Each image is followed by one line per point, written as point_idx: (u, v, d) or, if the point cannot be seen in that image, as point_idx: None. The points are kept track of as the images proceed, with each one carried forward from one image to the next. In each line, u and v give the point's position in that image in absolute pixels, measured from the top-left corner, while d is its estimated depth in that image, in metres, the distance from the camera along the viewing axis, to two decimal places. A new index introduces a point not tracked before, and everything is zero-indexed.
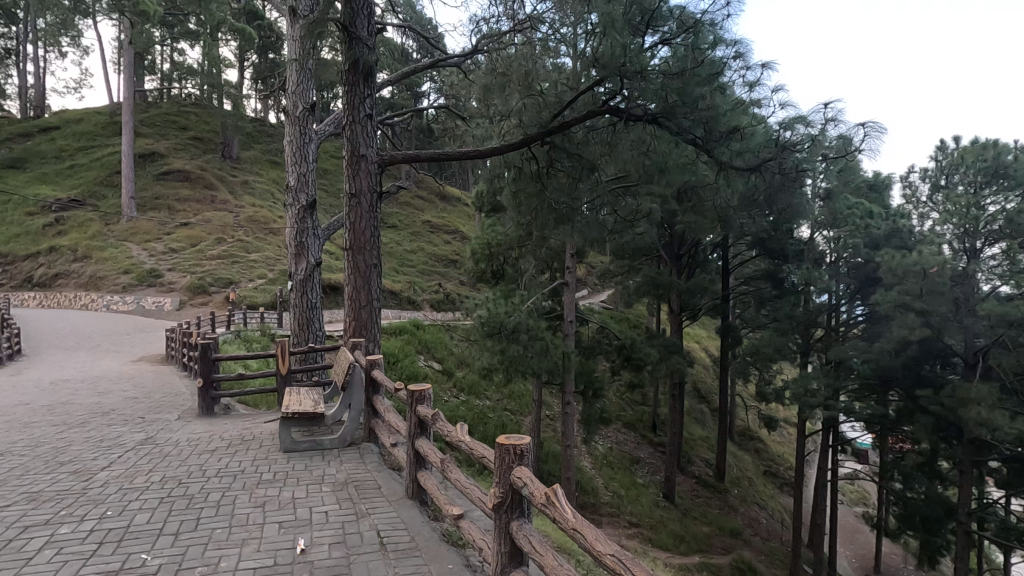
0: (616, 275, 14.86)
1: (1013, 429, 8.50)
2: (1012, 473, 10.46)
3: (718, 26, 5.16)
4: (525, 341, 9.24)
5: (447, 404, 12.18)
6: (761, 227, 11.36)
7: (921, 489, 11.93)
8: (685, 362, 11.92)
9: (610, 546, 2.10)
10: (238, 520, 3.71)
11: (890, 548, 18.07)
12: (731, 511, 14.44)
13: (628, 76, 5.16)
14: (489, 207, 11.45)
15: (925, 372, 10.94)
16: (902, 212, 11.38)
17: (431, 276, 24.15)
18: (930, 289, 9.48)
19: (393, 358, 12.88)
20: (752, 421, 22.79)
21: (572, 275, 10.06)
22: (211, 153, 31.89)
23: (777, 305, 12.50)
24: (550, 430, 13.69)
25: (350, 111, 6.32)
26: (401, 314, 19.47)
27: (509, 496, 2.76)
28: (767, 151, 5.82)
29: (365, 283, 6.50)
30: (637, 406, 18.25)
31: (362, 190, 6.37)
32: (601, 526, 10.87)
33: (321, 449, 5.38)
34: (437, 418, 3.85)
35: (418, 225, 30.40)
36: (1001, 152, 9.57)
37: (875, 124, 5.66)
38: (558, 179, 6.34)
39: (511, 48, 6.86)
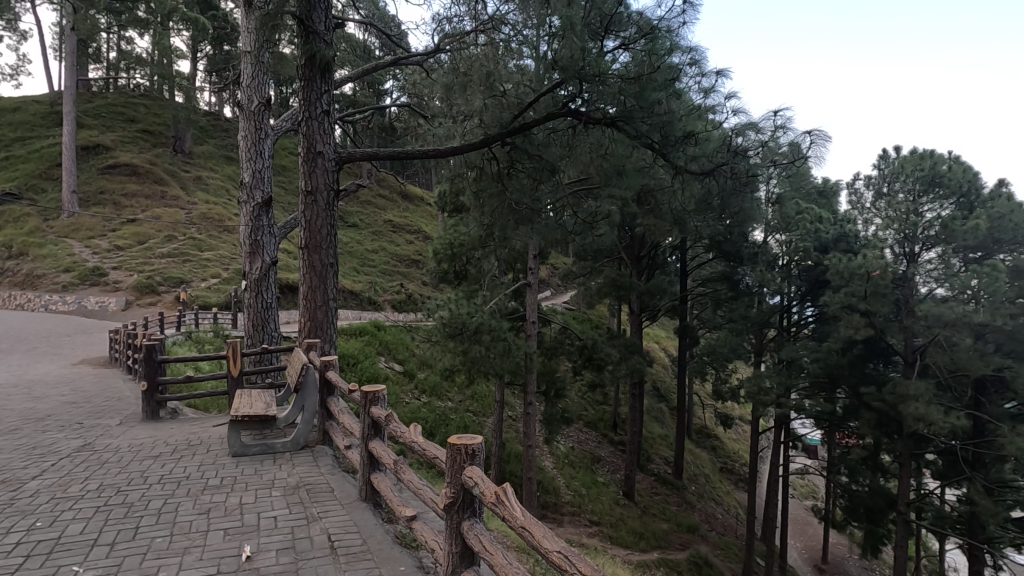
0: (579, 276, 15.02)
1: (946, 424, 9.03)
2: (946, 465, 11.10)
3: (674, 33, 5.29)
4: (486, 342, 9.25)
5: (408, 405, 12.06)
6: (717, 231, 11.64)
7: (865, 482, 12.53)
8: (645, 361, 12.16)
9: (557, 543, 2.12)
10: (181, 528, 3.57)
11: (837, 540, 18.86)
12: (688, 508, 14.79)
13: (588, 79, 5.17)
14: (452, 207, 11.35)
15: (869, 370, 11.50)
16: (849, 218, 11.89)
17: (393, 276, 23.82)
18: (873, 291, 10.01)
19: (353, 359, 12.64)
20: (709, 419, 23.42)
21: (534, 275, 10.10)
22: (162, 147, 30.60)
23: (732, 307, 12.86)
24: (512, 430, 13.72)
25: (306, 106, 6.19)
26: (361, 315, 19.14)
27: (460, 497, 2.76)
28: (720, 156, 6.06)
29: (321, 282, 6.36)
30: (598, 405, 18.50)
31: (319, 188, 6.24)
32: (563, 525, 10.93)
33: (272, 452, 5.25)
34: (391, 419, 3.82)
35: (380, 224, 29.95)
36: (937, 163, 10.12)
37: (821, 133, 5.98)
38: (519, 179, 6.38)
39: (473, 48, 6.81)
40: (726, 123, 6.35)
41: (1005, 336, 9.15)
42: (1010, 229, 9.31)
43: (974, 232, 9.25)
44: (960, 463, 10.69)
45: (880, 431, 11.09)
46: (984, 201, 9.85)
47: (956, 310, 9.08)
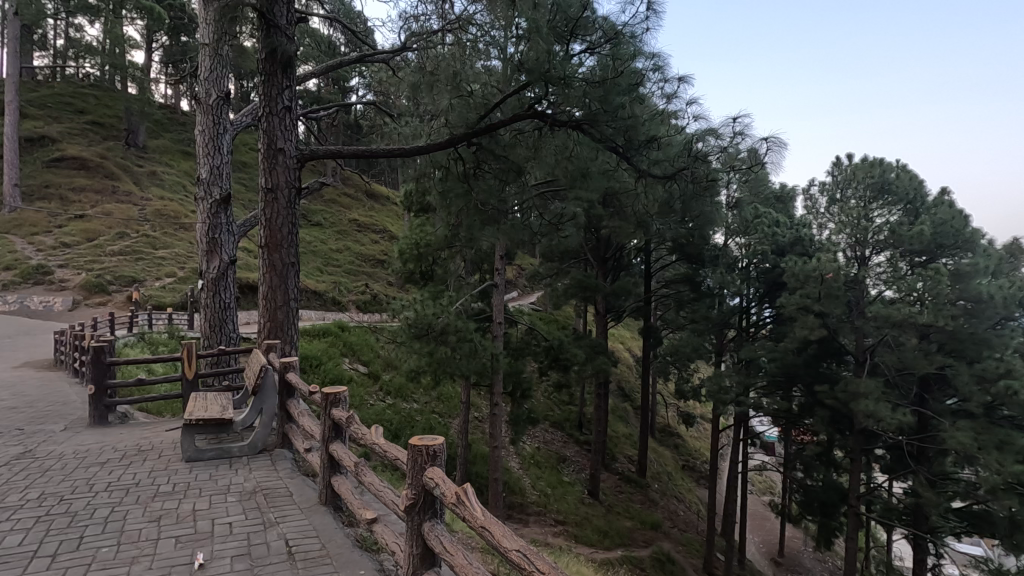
0: (546, 277, 15.10)
1: (893, 420, 9.47)
2: (894, 459, 11.63)
3: (638, 38, 5.38)
4: (452, 343, 9.21)
5: (373, 407, 11.87)
6: (680, 233, 11.88)
7: (819, 476, 13.02)
8: (610, 362, 12.36)
9: (516, 542, 2.13)
10: (129, 537, 3.42)
11: (792, 533, 19.53)
12: (651, 505, 15.05)
13: (554, 82, 5.20)
14: (419, 207, 11.22)
15: (823, 368, 11.98)
16: (804, 222, 12.33)
17: (358, 276, 23.43)
18: (827, 293, 10.41)
19: (316, 361, 12.38)
20: (672, 418, 23.87)
21: (501, 276, 10.10)
22: (113, 141, 29.30)
23: (694, 308, 13.15)
24: (479, 431, 13.69)
25: (267, 101, 6.04)
26: (325, 315, 18.76)
27: (421, 498, 2.74)
28: (682, 161, 6.22)
29: (282, 282, 6.21)
30: (565, 405, 18.64)
31: (279, 185, 6.09)
32: (528, 525, 10.96)
33: (229, 457, 5.08)
34: (352, 420, 3.77)
35: (345, 224, 29.39)
36: (886, 170, 10.60)
37: (776, 140, 6.21)
38: (485, 180, 6.38)
39: (440, 47, 6.72)
40: (687, 128, 6.52)
41: (947, 336, 9.67)
42: (952, 234, 9.78)
43: (919, 238, 9.76)
44: (906, 457, 11.23)
45: (832, 427, 11.55)
46: (929, 208, 10.36)
47: (903, 311, 9.52)
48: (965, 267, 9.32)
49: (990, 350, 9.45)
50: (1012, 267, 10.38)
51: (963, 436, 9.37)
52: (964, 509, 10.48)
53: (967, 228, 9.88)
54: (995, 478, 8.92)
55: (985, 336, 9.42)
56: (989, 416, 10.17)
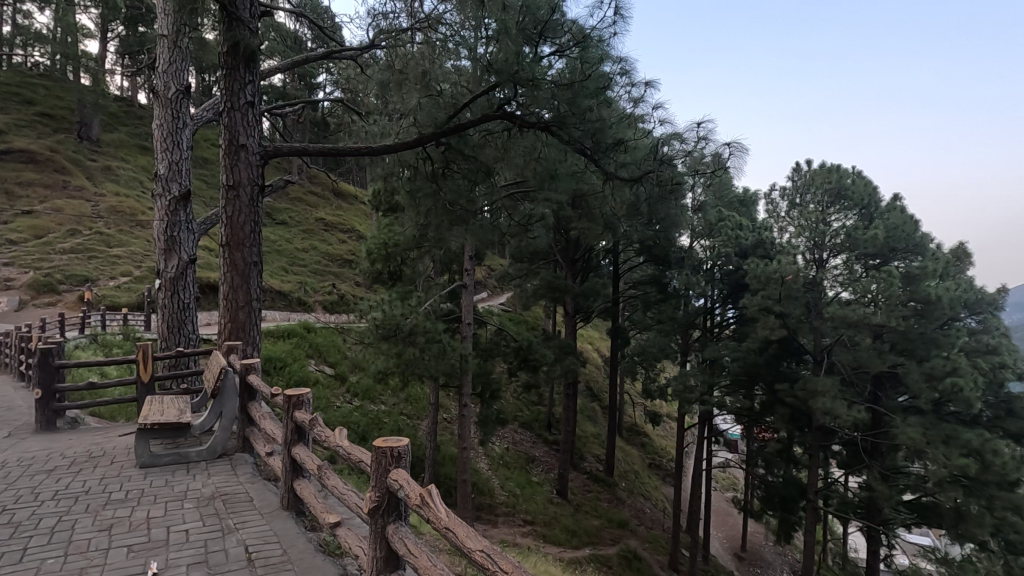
0: (515, 278, 15.13)
1: (848, 417, 9.83)
2: (849, 455, 12.06)
3: (606, 42, 5.43)
4: (421, 344, 9.13)
5: (339, 409, 11.67)
6: (647, 235, 12.08)
7: (780, 472, 13.41)
8: (579, 362, 12.49)
9: (480, 543, 2.13)
10: (77, 547, 3.28)
11: (754, 528, 20.07)
12: (618, 504, 15.24)
13: (522, 84, 5.20)
14: (387, 206, 11.08)
15: (783, 368, 12.36)
16: (766, 225, 12.70)
17: (324, 276, 23.01)
18: (787, 294, 10.74)
19: (281, 363, 12.08)
20: (639, 418, 24.23)
21: (470, 277, 10.07)
22: (65, 133, 28.03)
23: (661, 308, 13.36)
24: (447, 433, 13.61)
25: (229, 96, 5.88)
26: (290, 316, 18.36)
27: (384, 501, 2.72)
28: (648, 164, 6.33)
29: (244, 282, 6.05)
30: (534, 406, 18.70)
31: (242, 182, 5.94)
32: (497, 526, 10.95)
33: (186, 462, 4.93)
34: (315, 423, 3.70)
35: (311, 223, 28.82)
36: (842, 176, 11.01)
37: (738, 145, 6.39)
38: (454, 180, 6.36)
39: (410, 45, 6.58)
40: (653, 132, 6.65)
41: (898, 336, 10.11)
42: (903, 238, 10.26)
43: (873, 241, 10.18)
44: (860, 453, 11.67)
45: (792, 425, 11.93)
46: (882, 213, 10.82)
47: (858, 311, 9.90)
48: (915, 270, 9.77)
49: (937, 349, 9.92)
50: (957, 270, 10.93)
51: (913, 431, 9.79)
52: (914, 501, 10.96)
53: (916, 233, 10.36)
54: (942, 470, 9.36)
55: (933, 336, 9.89)
56: (937, 412, 10.67)
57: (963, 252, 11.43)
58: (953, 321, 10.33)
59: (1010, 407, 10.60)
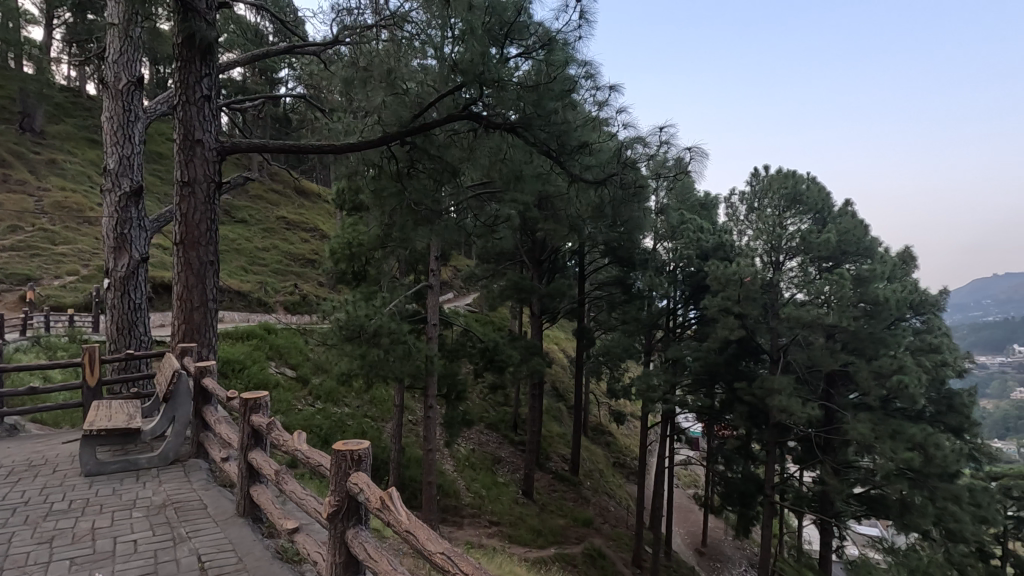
0: (481, 279, 15.08)
1: (803, 414, 10.19)
2: (804, 450, 12.49)
3: (571, 46, 5.47)
4: (385, 345, 8.99)
5: (301, 412, 11.40)
6: (612, 236, 12.24)
7: (739, 469, 13.78)
8: (545, 362, 12.57)
9: (441, 545, 2.12)
10: (14, 561, 3.11)
11: (714, 523, 20.59)
12: (583, 503, 15.38)
13: (487, 85, 5.19)
14: (351, 205, 10.87)
15: (741, 367, 12.72)
16: (726, 228, 13.05)
17: (286, 276, 22.46)
18: (746, 295, 11.04)
19: (239, 365, 11.69)
20: (604, 417, 24.53)
21: (436, 277, 9.99)
22: (5, 124, 26.50)
23: (625, 309, 13.54)
24: (412, 435, 13.48)
25: (183, 89, 5.68)
26: (249, 317, 17.83)
27: (344, 504, 2.68)
28: (612, 166, 6.42)
29: (199, 282, 5.83)
30: (500, 406, 18.70)
31: (197, 179, 5.74)
32: (463, 527, 10.90)
33: (136, 469, 4.73)
34: (272, 427, 3.62)
35: (272, 221, 28.05)
36: (797, 182, 11.41)
37: (699, 150, 6.55)
38: (419, 180, 6.31)
39: (375, 43, 6.49)
40: (617, 135, 6.74)
41: (849, 336, 10.54)
42: (854, 242, 10.72)
43: (826, 245, 10.60)
44: (814, 448, 12.11)
45: (750, 422, 12.31)
46: (835, 218, 11.29)
47: (812, 312, 10.28)
48: (865, 272, 10.21)
49: (885, 348, 10.39)
50: (903, 272, 11.48)
51: (863, 427, 10.22)
52: (863, 494, 11.44)
53: (866, 237, 10.87)
54: (889, 464, 9.79)
55: (881, 335, 10.36)
56: (884, 408, 11.16)
57: (909, 256, 12.01)
58: (900, 321, 10.84)
59: (951, 403, 11.19)
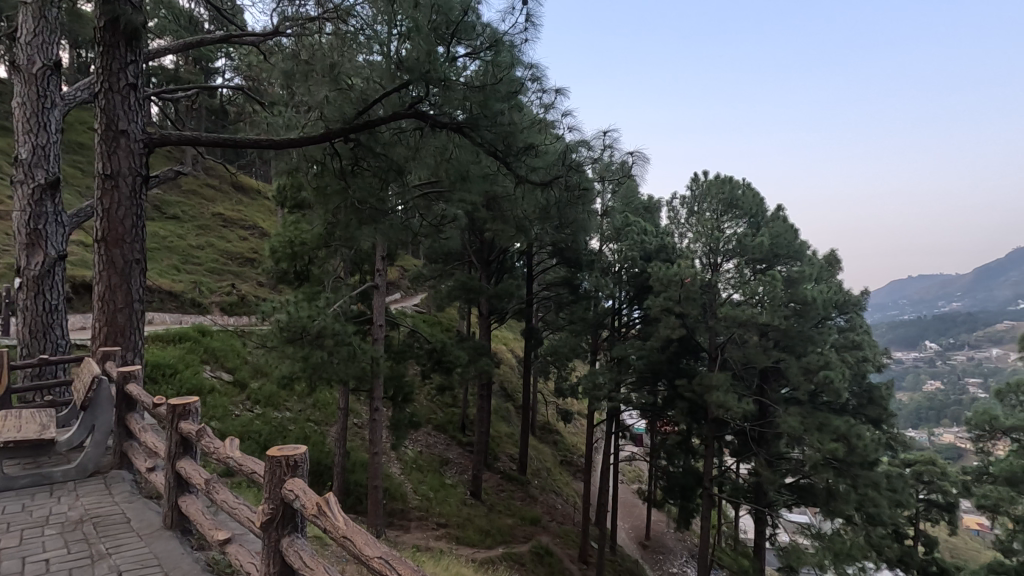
0: (428, 279, 14.89)
1: (739, 409, 10.67)
2: (740, 443, 13.08)
3: (517, 48, 5.48)
4: (329, 348, 8.73)
5: (238, 417, 10.89)
6: (559, 237, 12.40)
7: (680, 463, 14.29)
8: (493, 363, 12.61)
9: (378, 549, 2.09)
10: None
11: (657, 517, 21.25)
12: (531, 502, 15.50)
13: (433, 83, 5.15)
14: (293, 202, 10.48)
15: (682, 364, 13.19)
16: (668, 231, 13.49)
17: (222, 275, 21.42)
18: (686, 296, 11.42)
19: (170, 369, 11.03)
20: (551, 416, 24.83)
21: (382, 277, 9.81)
22: None
23: (572, 309, 13.75)
24: (358, 438, 13.18)
25: (106, 77, 5.32)
26: (182, 319, 16.91)
27: (279, 512, 2.59)
28: (558, 169, 6.51)
29: (124, 282, 5.47)
30: (448, 407, 18.56)
31: (121, 172, 5.39)
32: (409, 531, 10.75)
33: (49, 483, 4.39)
34: (203, 433, 3.48)
35: (208, 218, 26.69)
36: (734, 188, 11.97)
37: (640, 154, 6.76)
38: (363, 178, 6.19)
39: (317, 36, 6.29)
40: (563, 138, 6.85)
41: (781, 334, 11.14)
42: (785, 245, 11.36)
43: (760, 247, 11.17)
44: (749, 442, 12.72)
45: (690, 418, 12.77)
46: (768, 222, 11.93)
47: (747, 312, 10.80)
48: (795, 274, 10.83)
49: (812, 345, 11.03)
50: (829, 274, 12.26)
51: (793, 420, 10.80)
52: (793, 484, 12.12)
53: (795, 240, 11.57)
54: (816, 454, 10.39)
55: (809, 333, 11.01)
56: (812, 402, 11.85)
57: (834, 258, 12.82)
58: (826, 320, 11.56)
59: (871, 396, 12.00)
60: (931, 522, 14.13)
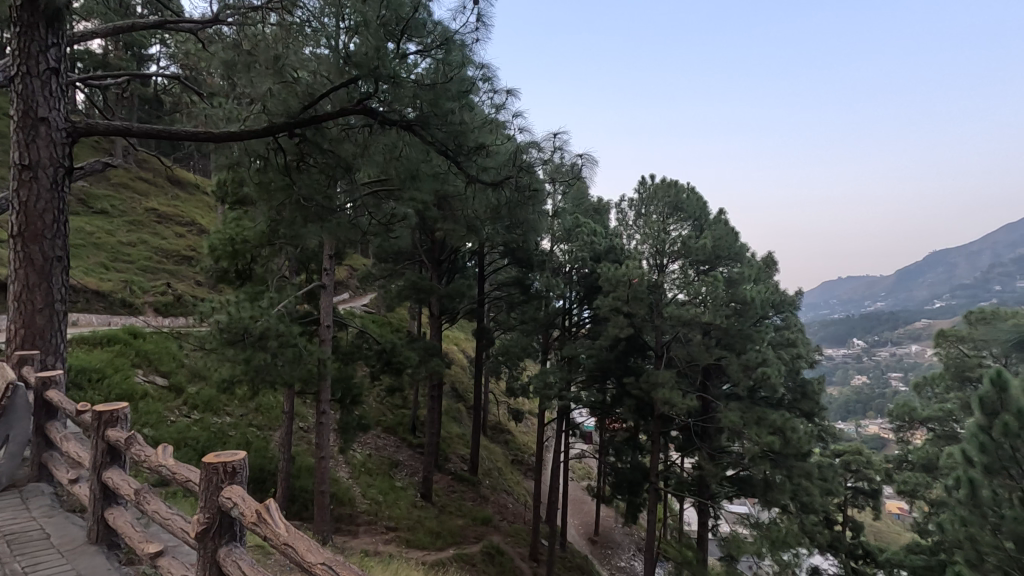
0: (378, 278, 14.59)
1: (683, 405, 11.03)
2: (685, 438, 13.53)
3: (469, 47, 5.44)
4: (273, 349, 8.41)
5: (174, 424, 10.33)
6: (511, 237, 12.44)
7: (627, 459, 14.65)
8: (444, 363, 12.53)
9: (322, 555, 2.06)
10: None
11: (605, 513, 21.69)
12: (482, 502, 15.49)
13: (382, 80, 5.06)
14: (234, 198, 10.04)
15: (630, 363, 13.51)
16: (616, 232, 13.78)
17: (156, 274, 20.27)
18: (634, 296, 11.69)
19: (97, 374, 10.34)
20: (502, 416, 24.90)
21: (329, 277, 9.55)
22: None
23: (523, 309, 13.86)
24: (303, 443, 12.79)
25: (22, 59, 4.93)
26: (111, 320, 15.88)
27: (216, 521, 2.49)
28: (508, 169, 6.56)
29: (43, 280, 5.10)
30: (397, 409, 18.29)
31: (41, 162, 5.01)
32: (358, 536, 10.51)
33: None
34: (133, 441, 3.31)
35: (140, 213, 25.18)
36: (679, 192, 12.40)
37: (589, 157, 6.90)
38: (310, 175, 6.03)
39: (260, 26, 6.08)
40: (514, 138, 6.89)
41: (722, 333, 11.57)
42: (726, 247, 11.87)
43: (703, 249, 11.60)
44: (693, 437, 13.17)
45: (638, 415, 13.08)
46: (710, 224, 12.43)
47: (691, 311, 11.18)
48: (736, 275, 11.28)
49: (751, 343, 11.54)
50: (767, 275, 12.87)
51: (733, 415, 11.27)
52: (734, 476, 12.64)
53: (736, 243, 12.10)
54: (755, 447, 10.87)
55: (748, 332, 11.47)
56: (751, 397, 12.39)
57: (771, 260, 13.47)
58: (763, 319, 12.13)
59: (804, 390, 12.69)
60: (858, 507, 15.08)
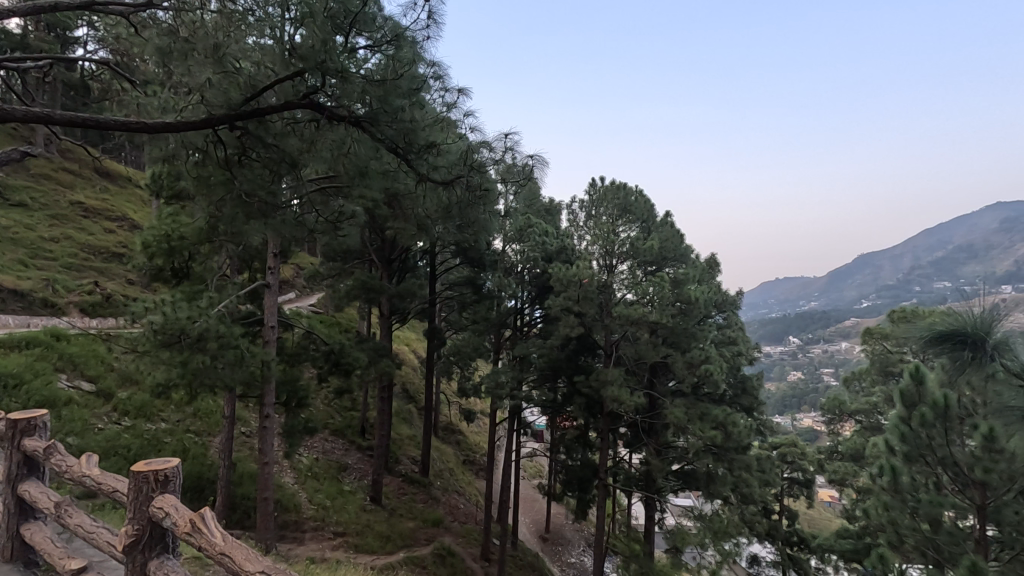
0: (326, 277, 14.20)
1: (631, 402, 11.29)
2: (633, 435, 13.86)
3: (420, 44, 5.40)
4: (212, 352, 8.02)
5: (102, 432, 9.71)
6: (462, 237, 12.39)
7: (577, 456, 14.87)
8: (394, 364, 12.32)
9: (260, 563, 2.00)
10: None
11: (557, 510, 21.95)
12: (433, 503, 15.36)
13: (330, 74, 4.93)
14: (170, 192, 9.52)
15: (580, 361, 13.72)
16: (568, 233, 13.97)
17: (84, 272, 18.99)
18: (584, 296, 11.87)
19: (14, 380, 9.57)
20: (454, 416, 24.77)
21: (273, 276, 9.21)
22: None
23: (475, 309, 13.84)
24: (245, 449, 12.29)
25: None
26: (31, 322, 14.74)
27: (147, 532, 2.37)
28: (459, 169, 6.54)
29: None
30: (346, 411, 17.87)
31: None
32: (303, 543, 10.19)
33: None
34: (54, 451, 3.12)
35: (65, 207, 23.48)
36: (627, 194, 12.74)
37: (540, 158, 6.97)
38: (252, 169, 5.81)
39: (199, 13, 5.79)
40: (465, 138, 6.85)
41: (668, 331, 11.89)
42: (673, 248, 12.39)
43: (650, 251, 11.94)
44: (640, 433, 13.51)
45: (588, 413, 13.29)
46: (657, 226, 12.83)
47: (638, 310, 11.47)
48: (681, 275, 11.63)
49: (695, 341, 11.94)
50: (710, 276, 13.37)
51: (678, 411, 11.63)
52: (679, 470, 13.06)
53: (682, 244, 12.62)
54: (698, 442, 11.27)
55: (692, 331, 11.87)
56: (695, 394, 12.83)
57: (714, 262, 14.02)
58: (707, 318, 12.60)
59: (744, 386, 13.28)
60: (793, 497, 15.90)
